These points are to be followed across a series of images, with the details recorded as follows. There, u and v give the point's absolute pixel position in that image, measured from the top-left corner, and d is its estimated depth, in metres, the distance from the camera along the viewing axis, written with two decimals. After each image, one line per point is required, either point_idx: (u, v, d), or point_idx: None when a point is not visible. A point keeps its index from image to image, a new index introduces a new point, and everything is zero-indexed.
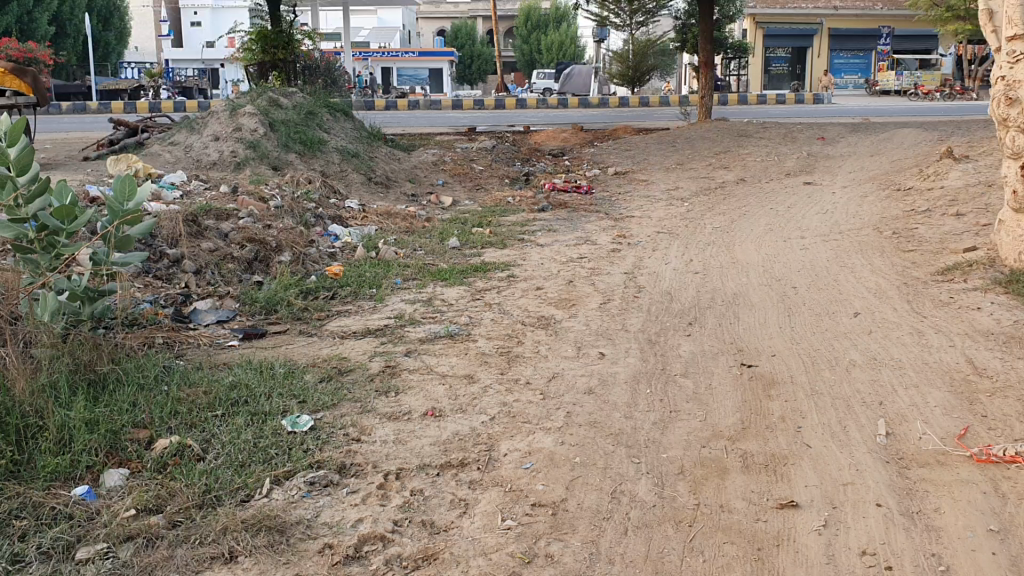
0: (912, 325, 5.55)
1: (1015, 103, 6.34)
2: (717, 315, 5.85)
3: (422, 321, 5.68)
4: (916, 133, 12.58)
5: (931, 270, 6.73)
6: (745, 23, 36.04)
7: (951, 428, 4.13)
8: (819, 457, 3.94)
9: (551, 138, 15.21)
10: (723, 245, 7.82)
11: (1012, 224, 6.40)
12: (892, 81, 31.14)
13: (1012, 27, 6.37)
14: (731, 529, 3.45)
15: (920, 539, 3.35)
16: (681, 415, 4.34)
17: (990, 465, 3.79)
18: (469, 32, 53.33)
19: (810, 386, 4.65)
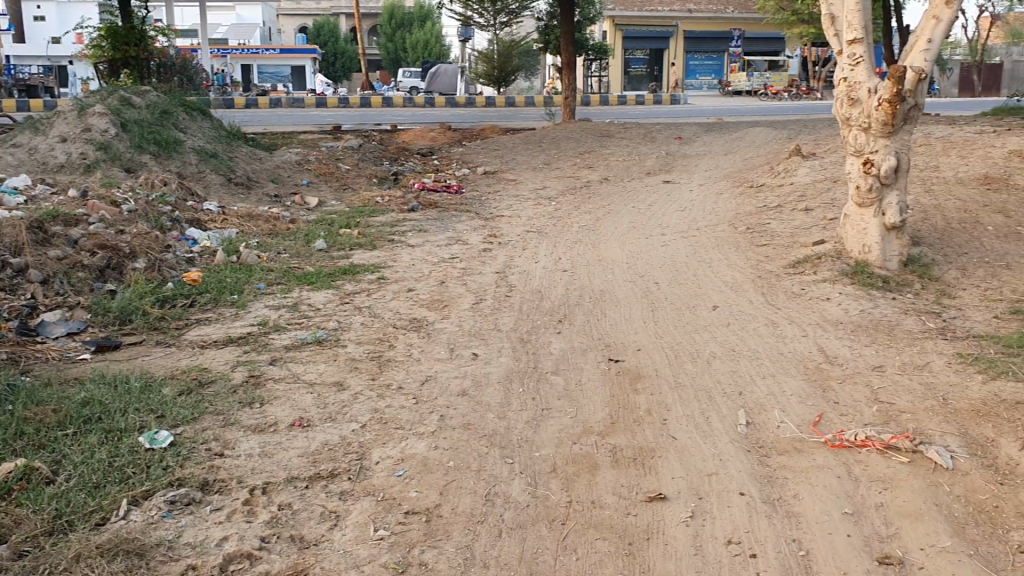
0: (767, 317, 5.77)
1: (856, 103, 6.56)
2: (585, 311, 5.93)
3: (288, 328, 5.54)
4: (767, 132, 13.14)
5: (783, 263, 7.03)
6: (605, 25, 36.82)
7: (806, 416, 4.30)
8: (684, 449, 4.04)
9: (418, 137, 15.13)
10: (589, 243, 7.94)
11: (856, 219, 6.74)
12: (743, 81, 32.31)
13: (852, 31, 6.59)
14: (602, 525, 3.50)
15: (781, 525, 3.48)
16: (552, 413, 4.38)
17: (843, 450, 3.95)
18: (332, 30, 52.54)
19: (674, 379, 4.77)
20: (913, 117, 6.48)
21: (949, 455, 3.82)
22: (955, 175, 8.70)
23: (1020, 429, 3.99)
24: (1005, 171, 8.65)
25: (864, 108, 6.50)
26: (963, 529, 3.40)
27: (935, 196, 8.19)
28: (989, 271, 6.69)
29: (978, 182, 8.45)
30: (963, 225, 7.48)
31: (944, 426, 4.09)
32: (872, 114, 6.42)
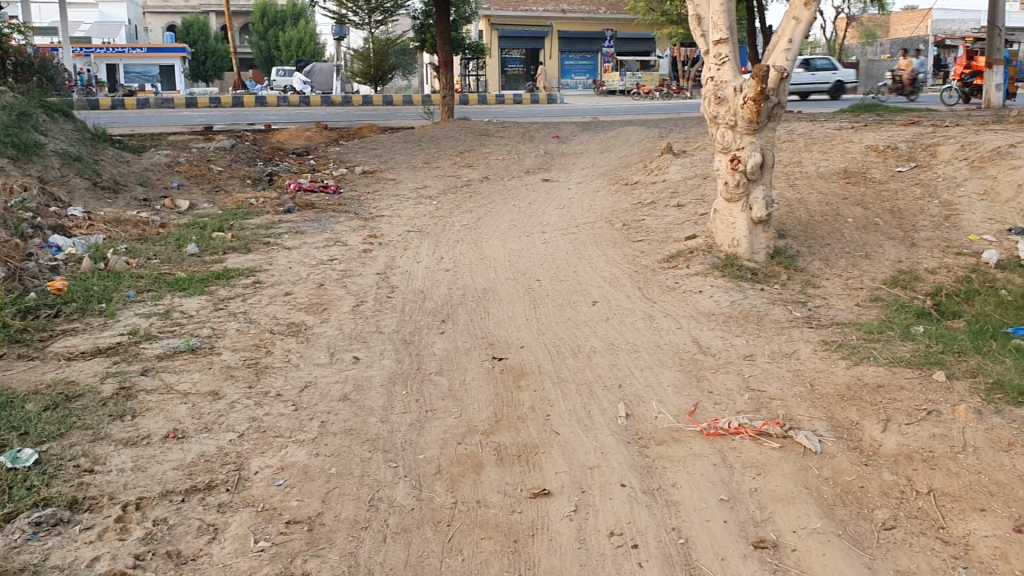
0: (644, 310, 5.90)
1: (723, 102, 6.76)
2: (468, 311, 5.93)
3: (160, 336, 5.34)
4: (641, 130, 13.44)
5: (658, 258, 7.21)
6: (481, 25, 36.95)
7: (683, 406, 4.42)
8: (567, 443, 4.09)
9: (294, 136, 14.83)
10: (470, 242, 7.95)
11: (725, 214, 6.97)
12: (616, 81, 32.93)
13: (717, 31, 6.79)
14: (488, 524, 3.51)
15: (661, 515, 3.57)
16: (437, 414, 4.36)
17: (718, 438, 4.06)
18: (201, 28, 50.97)
19: (556, 374, 4.83)
20: (776, 114, 6.72)
21: (817, 438, 3.98)
22: (817, 169, 9.09)
23: (881, 411, 4.19)
24: (863, 165, 9.09)
25: (730, 106, 6.70)
26: (831, 510, 3.55)
27: (798, 189, 8.55)
28: (850, 262, 7.01)
29: (838, 176, 8.85)
30: (824, 218, 7.83)
31: (811, 410, 4.27)
32: (738, 112, 6.62)
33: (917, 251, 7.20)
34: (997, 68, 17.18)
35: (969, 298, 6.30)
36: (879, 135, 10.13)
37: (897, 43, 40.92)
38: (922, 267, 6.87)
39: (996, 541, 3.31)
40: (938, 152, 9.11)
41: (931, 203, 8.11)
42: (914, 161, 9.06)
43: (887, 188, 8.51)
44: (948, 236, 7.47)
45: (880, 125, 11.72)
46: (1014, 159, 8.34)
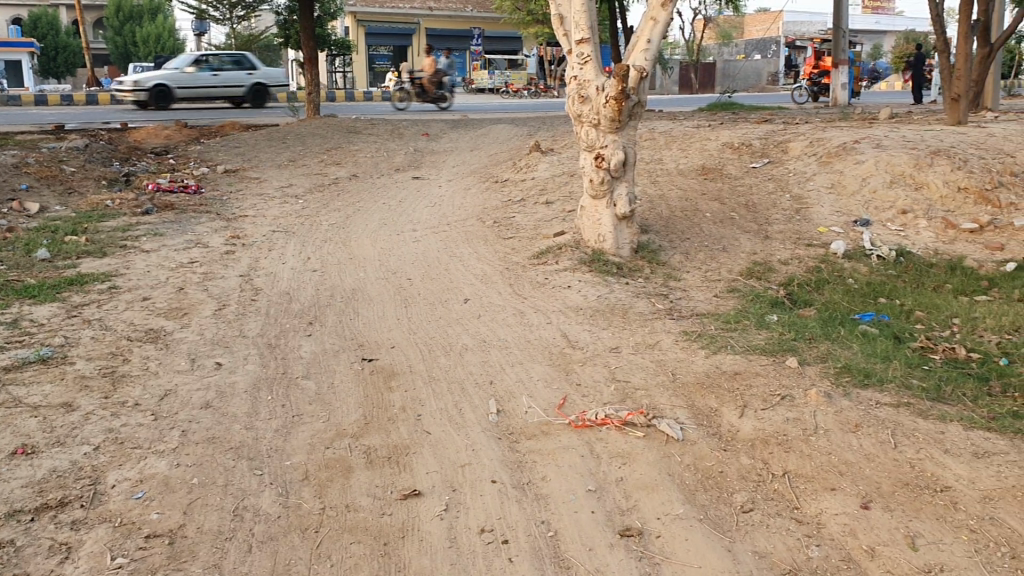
0: (514, 306, 5.95)
1: (587, 100, 6.84)
2: (337, 312, 5.84)
3: (7, 347, 5.04)
4: (509, 128, 13.55)
5: (528, 254, 7.27)
6: (347, 21, 36.45)
7: (552, 399, 4.48)
8: (437, 442, 4.08)
9: (152, 134, 14.28)
10: (337, 241, 7.83)
11: (592, 211, 7.09)
12: (485, 78, 33.01)
13: (580, 30, 6.84)
14: (357, 528, 3.48)
15: (531, 509, 3.61)
16: (304, 418, 4.28)
17: (585, 430, 4.13)
18: (51, 21, 48.46)
19: (427, 373, 4.81)
20: (637, 113, 6.90)
21: (679, 426, 4.10)
22: (677, 166, 9.36)
23: (739, 398, 4.36)
24: (720, 162, 9.42)
25: (594, 105, 6.80)
26: (693, 495, 3.67)
27: (660, 185, 8.79)
28: (709, 255, 7.26)
29: (697, 173, 9.15)
30: (684, 213, 8.08)
31: (674, 399, 4.40)
32: (601, 111, 6.73)
33: (771, 243, 7.52)
34: (843, 68, 18.08)
35: (819, 286, 6.66)
36: (735, 132, 10.53)
37: (751, 44, 42.57)
38: (775, 258, 7.18)
39: (845, 518, 3.48)
40: (789, 148, 9.54)
41: (784, 197, 8.48)
42: (767, 157, 9.45)
43: (742, 183, 8.86)
44: (799, 228, 7.83)
45: (736, 123, 12.16)
46: (857, 155, 8.82)
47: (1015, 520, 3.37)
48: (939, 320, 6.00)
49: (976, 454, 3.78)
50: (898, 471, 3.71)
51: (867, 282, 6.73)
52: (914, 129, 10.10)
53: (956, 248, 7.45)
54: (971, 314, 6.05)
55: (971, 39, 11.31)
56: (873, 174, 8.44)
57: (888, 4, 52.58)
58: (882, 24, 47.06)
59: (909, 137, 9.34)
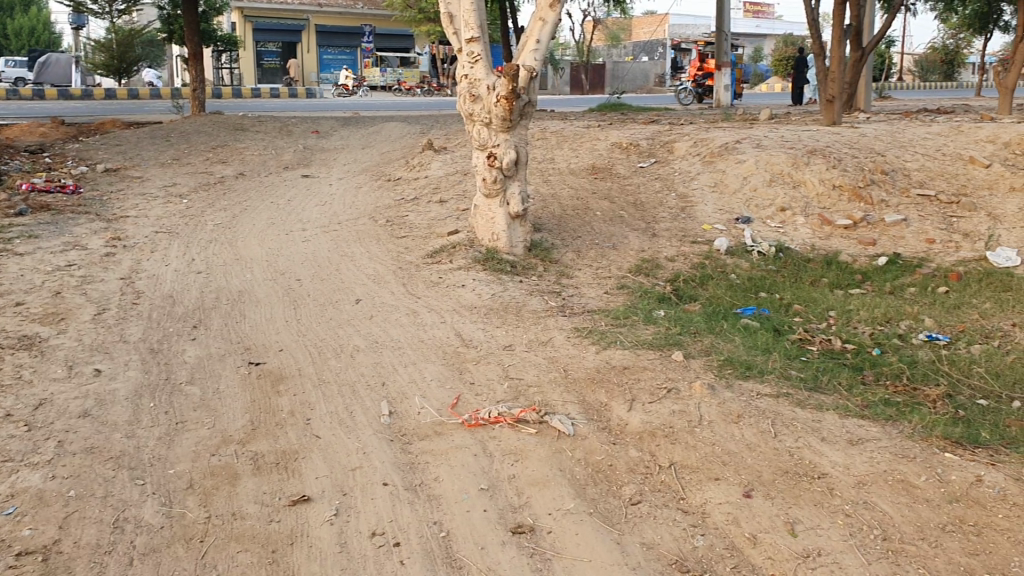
0: (407, 306, 5.91)
1: (477, 99, 6.86)
2: (223, 315, 5.70)
3: None
4: (401, 126, 13.46)
5: (421, 253, 7.23)
6: (234, 16, 35.54)
7: (445, 399, 4.46)
8: (327, 446, 4.02)
9: (26, 132, 13.61)
10: (224, 242, 7.63)
11: (485, 209, 7.10)
12: (376, 77, 32.53)
13: (468, 29, 6.85)
14: (244, 536, 3.41)
15: (423, 510, 3.60)
16: (188, 425, 4.16)
17: (478, 429, 4.13)
18: None
19: (317, 376, 4.73)
20: (528, 112, 6.95)
21: (571, 422, 4.14)
22: (568, 165, 9.46)
23: (628, 392, 4.44)
24: (609, 161, 9.56)
25: (485, 104, 6.82)
26: (584, 490, 3.71)
27: (551, 184, 8.86)
28: (599, 252, 7.36)
29: (587, 172, 9.27)
30: (576, 211, 8.17)
31: (566, 395, 4.45)
32: (492, 110, 6.77)
33: (658, 240, 7.68)
34: (725, 70, 18.65)
35: (703, 282, 6.85)
36: (623, 132, 10.70)
37: (638, 45, 43.40)
38: (663, 255, 7.34)
39: (728, 507, 3.57)
40: (674, 148, 9.76)
41: (670, 196, 8.68)
42: (654, 157, 9.66)
43: (631, 182, 9.02)
44: (685, 226, 8.03)
45: (624, 123, 12.38)
46: (739, 154, 9.10)
47: (886, 503, 3.52)
48: (817, 313, 6.24)
49: (850, 441, 3.95)
50: (777, 459, 3.83)
51: (749, 277, 6.96)
52: (792, 129, 10.47)
53: (832, 243, 7.76)
54: (846, 307, 6.31)
55: (844, 44, 11.79)
56: (754, 172, 8.72)
57: (768, 8, 54.37)
58: (763, 27, 48.63)
59: (788, 137, 9.67)
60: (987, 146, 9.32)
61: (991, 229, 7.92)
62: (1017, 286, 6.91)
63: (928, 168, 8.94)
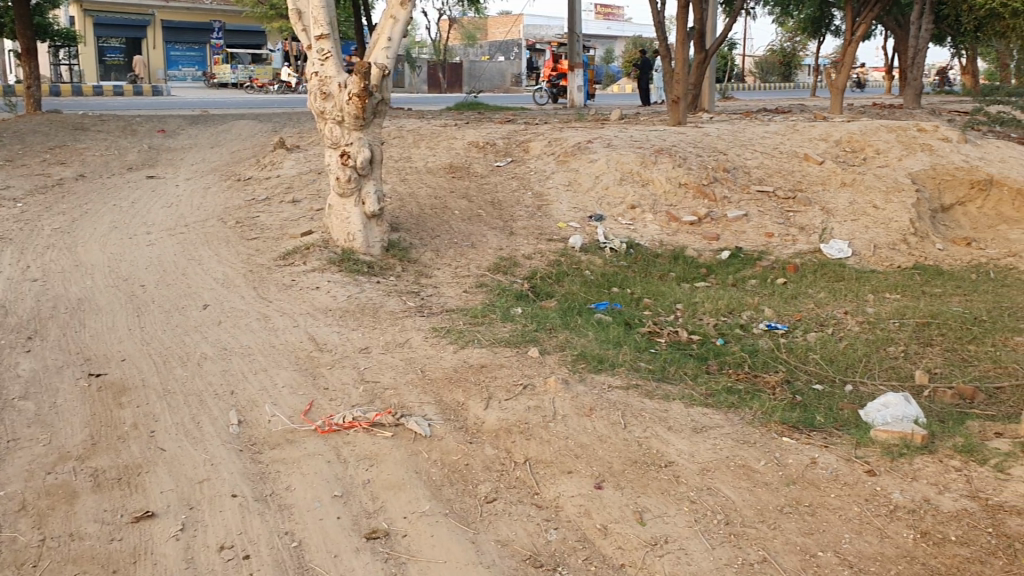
0: (258, 310, 5.76)
1: (328, 97, 6.73)
2: (60, 325, 5.40)
3: None
4: (252, 124, 13.08)
5: (273, 255, 7.06)
6: (71, 10, 33.73)
7: (297, 405, 4.37)
8: (173, 459, 3.87)
9: None
10: (61, 247, 7.24)
11: (340, 209, 6.98)
12: (227, 73, 31.57)
13: (317, 26, 6.67)
14: (81, 558, 3.26)
15: (274, 520, 3.51)
16: (22, 443, 3.92)
17: (332, 434, 4.06)
18: None
19: (162, 386, 4.54)
20: (381, 111, 6.89)
21: (426, 423, 4.13)
22: (425, 163, 9.40)
23: (483, 390, 4.46)
24: (465, 159, 9.58)
25: (337, 102, 6.71)
26: (439, 491, 3.71)
27: (408, 182, 8.80)
28: (457, 251, 7.37)
29: (443, 170, 9.25)
30: (433, 210, 8.15)
31: (421, 396, 4.44)
32: (345, 108, 6.67)
33: (515, 239, 7.76)
34: (578, 71, 19.01)
35: (559, 279, 6.96)
36: (479, 131, 10.73)
37: (493, 46, 43.71)
38: (520, 253, 7.42)
39: (581, 500, 3.63)
40: (530, 148, 9.88)
41: (526, 194, 8.78)
42: (509, 156, 9.75)
43: (487, 181, 9.07)
44: (541, 224, 8.14)
45: (480, 122, 12.45)
46: (591, 154, 9.29)
47: (729, 488, 3.65)
48: (666, 306, 6.44)
49: (695, 429, 4.10)
50: (627, 450, 3.93)
51: (602, 273, 7.12)
52: (641, 129, 10.75)
53: (679, 239, 8.03)
54: (692, 300, 6.55)
55: (687, 46, 12.22)
56: (606, 171, 8.92)
57: (618, 10, 55.73)
58: (614, 29, 49.75)
59: (637, 136, 9.94)
60: (820, 144, 9.84)
61: (824, 223, 8.37)
62: (848, 276, 7.38)
63: (766, 166, 9.36)
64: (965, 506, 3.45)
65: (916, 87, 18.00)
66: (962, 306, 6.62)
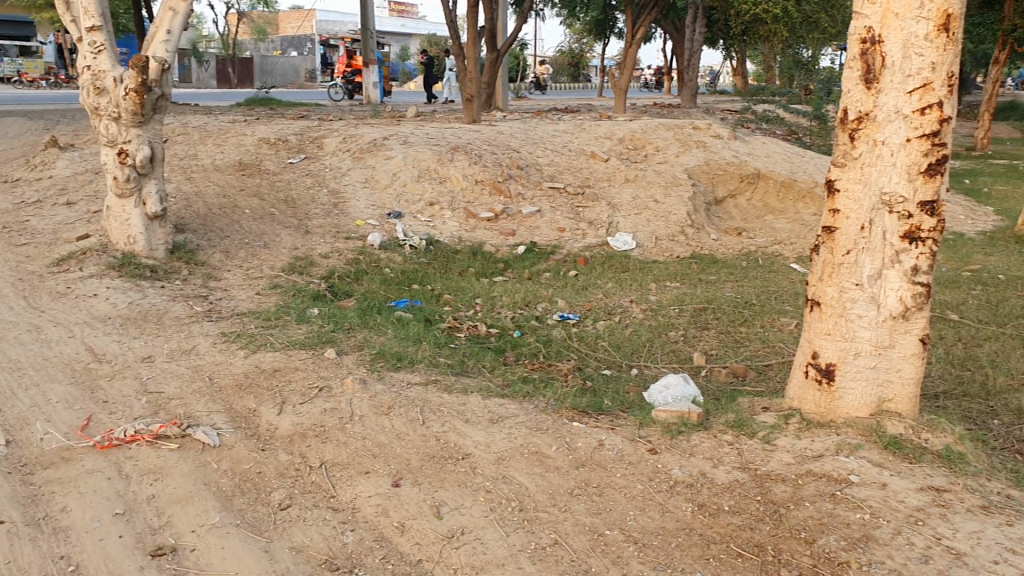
0: (28, 321, 5.34)
1: (103, 92, 6.34)
2: None
3: None
4: (20, 122, 12.10)
5: (46, 262, 6.56)
6: None
7: (73, 421, 4.08)
8: None
9: None
10: None
11: (119, 210, 6.58)
12: None
13: (88, 17, 6.26)
14: None
15: (48, 545, 3.27)
16: None
17: (112, 450, 3.83)
18: None
19: None
20: (161, 107, 6.54)
21: (215, 432, 3.98)
22: (212, 161, 9.02)
23: (277, 395, 4.35)
24: (256, 157, 9.27)
25: (112, 97, 6.32)
26: (230, 501, 3.57)
27: (195, 181, 8.43)
28: (249, 252, 7.14)
29: (233, 168, 8.92)
30: (222, 210, 7.84)
31: (210, 405, 4.26)
32: (121, 104, 6.29)
33: (310, 237, 7.60)
34: (373, 67, 18.86)
35: (358, 278, 6.89)
36: (271, 127, 10.42)
37: (286, 40, 42.63)
38: (316, 252, 7.27)
39: (378, 499, 3.59)
40: (324, 144, 9.70)
41: (321, 192, 8.62)
42: (303, 153, 9.54)
43: (280, 178, 8.83)
44: (337, 222, 8.02)
45: (270, 118, 12.09)
46: (387, 151, 9.24)
47: (523, 476, 3.73)
48: (465, 301, 6.51)
49: (491, 421, 4.17)
50: (424, 446, 3.94)
51: (401, 270, 7.10)
52: (436, 126, 10.81)
53: (477, 235, 8.13)
54: (490, 294, 6.65)
55: (479, 45, 12.40)
56: (402, 168, 8.90)
57: (411, 7, 55.74)
58: (407, 26, 49.64)
59: (432, 134, 9.98)
60: (605, 142, 10.23)
61: (611, 217, 8.72)
62: (633, 267, 7.73)
63: (557, 163, 9.65)
64: (736, 477, 3.66)
65: (692, 87, 19.07)
66: (735, 291, 7.08)
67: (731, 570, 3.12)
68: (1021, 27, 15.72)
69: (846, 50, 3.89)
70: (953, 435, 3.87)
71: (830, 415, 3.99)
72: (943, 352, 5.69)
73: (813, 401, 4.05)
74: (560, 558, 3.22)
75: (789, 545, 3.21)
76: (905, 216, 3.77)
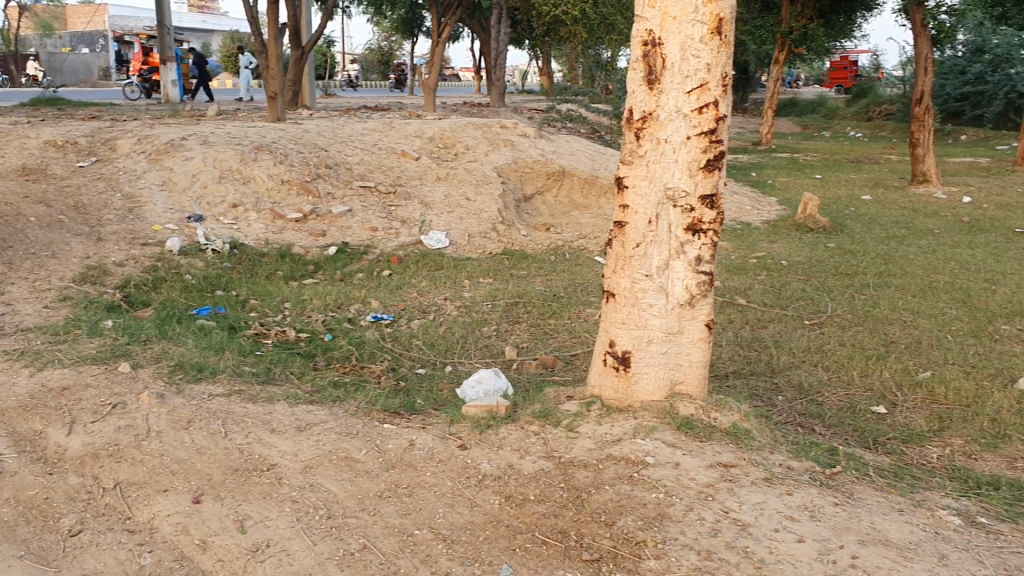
0: None
1: None
2: None
3: None
4: None
5: None
6: None
7: None
8: None
9: None
10: None
11: None
12: None
13: None
14: None
15: None
16: None
17: None
18: None
19: None
20: None
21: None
22: None
23: (65, 415, 4.09)
24: (41, 160, 8.67)
25: None
26: (13, 532, 3.38)
27: None
28: (36, 262, 6.67)
29: (15, 173, 8.30)
30: (4, 218, 7.28)
31: None
32: None
33: (104, 244, 7.20)
34: (172, 64, 18.02)
35: (156, 285, 6.58)
36: (57, 129, 9.76)
37: (75, 36, 40.09)
38: (110, 260, 6.90)
39: (177, 517, 3.44)
40: (117, 146, 9.19)
41: (115, 196, 8.17)
42: (94, 156, 9.00)
43: (68, 183, 8.30)
44: (133, 228, 7.62)
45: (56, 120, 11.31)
46: (186, 152, 8.87)
47: (331, 482, 3.67)
48: (272, 305, 6.35)
49: (297, 428, 4.09)
50: (227, 459, 3.81)
51: (204, 276, 6.84)
52: (239, 126, 10.47)
53: (285, 237, 7.94)
54: (300, 297, 6.52)
55: (281, 42, 12.10)
56: (202, 169, 8.57)
57: (211, 3, 53.70)
58: (208, 23, 47.73)
59: (235, 133, 9.65)
60: (414, 141, 10.22)
61: (422, 216, 8.73)
62: (446, 264, 7.77)
63: (366, 162, 9.56)
64: (541, 467, 3.76)
65: (500, 86, 19.33)
66: (544, 285, 7.26)
67: (537, 559, 3.20)
68: (797, 30, 17.05)
69: (630, 53, 4.06)
70: (739, 413, 4.13)
71: (628, 401, 4.16)
72: (732, 334, 6.06)
73: (611, 388, 4.20)
74: (369, 562, 3.20)
75: (591, 529, 3.33)
76: (688, 210, 3.98)
